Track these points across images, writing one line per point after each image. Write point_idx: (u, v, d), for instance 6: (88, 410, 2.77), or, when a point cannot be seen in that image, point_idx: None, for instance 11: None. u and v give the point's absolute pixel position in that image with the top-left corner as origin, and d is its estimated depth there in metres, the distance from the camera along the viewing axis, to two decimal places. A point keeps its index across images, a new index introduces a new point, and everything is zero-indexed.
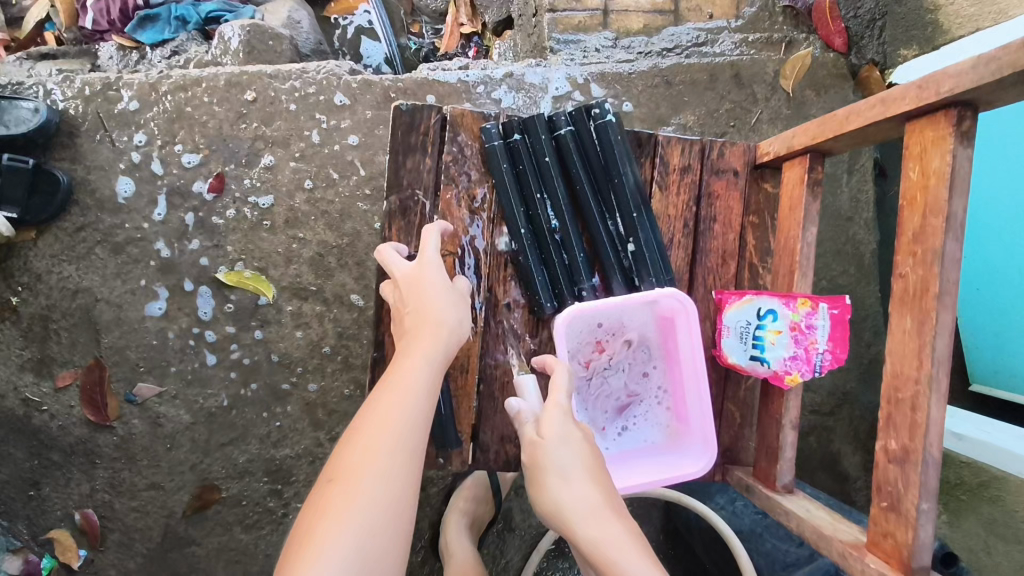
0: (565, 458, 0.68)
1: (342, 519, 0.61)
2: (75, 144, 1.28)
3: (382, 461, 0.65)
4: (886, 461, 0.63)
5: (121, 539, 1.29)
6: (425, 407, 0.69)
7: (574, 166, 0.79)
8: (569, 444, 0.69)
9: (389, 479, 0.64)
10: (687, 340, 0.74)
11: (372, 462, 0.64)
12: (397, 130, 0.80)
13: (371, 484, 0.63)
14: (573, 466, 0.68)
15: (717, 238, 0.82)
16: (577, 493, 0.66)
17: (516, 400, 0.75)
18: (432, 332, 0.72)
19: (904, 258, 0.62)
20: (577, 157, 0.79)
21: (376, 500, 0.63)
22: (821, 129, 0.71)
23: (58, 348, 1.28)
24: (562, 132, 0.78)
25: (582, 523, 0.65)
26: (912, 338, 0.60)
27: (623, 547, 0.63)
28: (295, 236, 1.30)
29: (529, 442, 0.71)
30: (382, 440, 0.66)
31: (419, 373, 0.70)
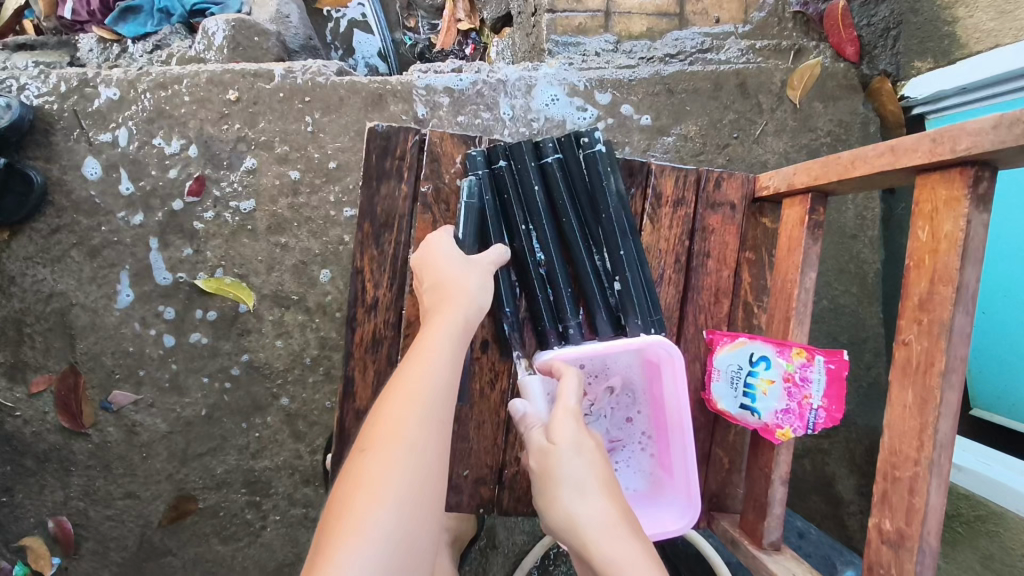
0: (580, 469, 0.61)
1: (371, 499, 0.54)
2: (50, 142, 1.23)
3: (408, 439, 0.57)
4: (879, 540, 0.59)
5: (96, 547, 1.27)
6: (452, 381, 0.63)
7: (560, 197, 0.74)
8: (585, 454, 0.62)
9: (416, 455, 0.57)
10: (674, 388, 0.70)
11: (396, 438, 0.57)
12: (372, 153, 0.75)
13: (399, 464, 0.56)
14: (587, 479, 0.61)
15: (710, 275, 0.78)
16: (592, 509, 0.60)
17: (522, 405, 0.67)
18: (457, 305, 0.66)
19: (909, 323, 0.57)
20: (564, 187, 0.74)
21: (405, 476, 0.56)
22: (824, 169, 0.66)
23: (32, 353, 1.24)
24: (549, 160, 0.72)
25: (599, 545, 0.58)
26: (913, 415, 0.56)
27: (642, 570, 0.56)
28: (278, 242, 1.26)
29: (538, 449, 0.63)
30: (406, 416, 0.59)
31: (443, 345, 0.64)
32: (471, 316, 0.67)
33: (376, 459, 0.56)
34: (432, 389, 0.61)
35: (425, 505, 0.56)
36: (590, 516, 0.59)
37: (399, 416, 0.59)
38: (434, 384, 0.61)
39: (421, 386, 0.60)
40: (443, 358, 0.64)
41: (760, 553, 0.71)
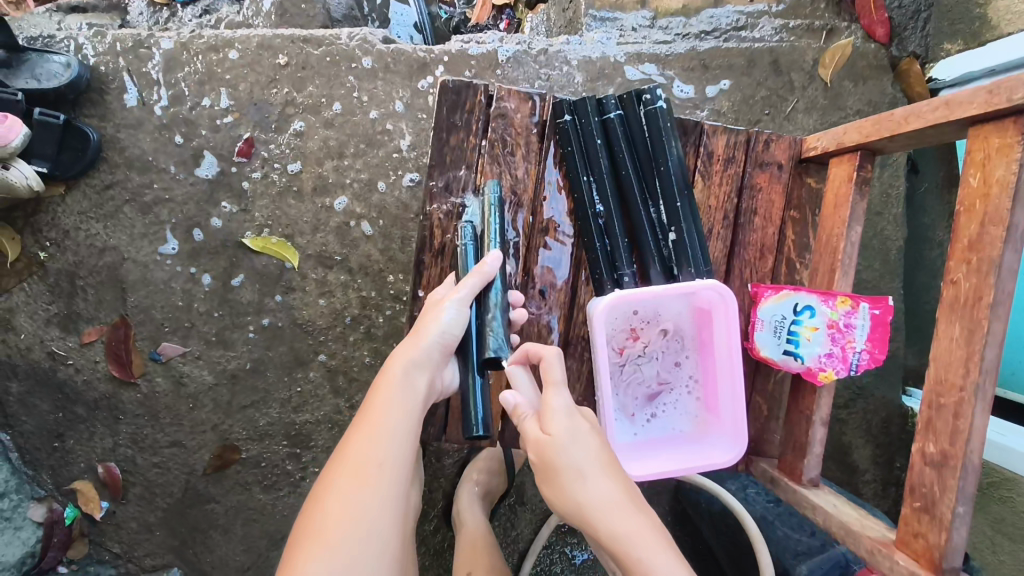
0: (578, 454, 0.64)
1: (331, 537, 0.64)
2: (105, 101, 1.27)
3: (352, 486, 0.67)
4: (922, 463, 0.63)
5: (142, 493, 1.32)
6: (403, 430, 0.72)
7: (621, 151, 0.80)
8: (579, 439, 0.65)
9: (359, 502, 0.66)
10: (724, 333, 0.75)
11: (342, 485, 0.67)
12: (442, 106, 0.79)
13: (336, 512, 0.65)
14: (588, 461, 0.64)
15: (757, 232, 0.82)
16: (598, 489, 0.62)
17: (512, 395, 0.72)
18: (407, 352, 0.74)
19: (957, 264, 0.62)
20: (623, 141, 0.80)
21: (342, 523, 0.65)
22: (875, 127, 0.70)
23: (84, 305, 1.29)
24: (612, 115, 0.78)
25: (602, 518, 0.62)
26: (960, 346, 0.60)
27: (647, 542, 0.60)
28: (323, 203, 1.30)
29: (534, 441, 0.67)
30: (351, 468, 0.68)
31: (394, 393, 0.73)
32: (423, 362, 0.75)
33: (317, 509, 0.66)
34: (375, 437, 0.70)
35: (356, 550, 0.64)
36: (597, 494, 0.62)
37: (352, 466, 0.68)
38: (381, 434, 0.70)
39: (367, 439, 0.70)
40: (392, 407, 0.72)
41: (799, 488, 0.76)
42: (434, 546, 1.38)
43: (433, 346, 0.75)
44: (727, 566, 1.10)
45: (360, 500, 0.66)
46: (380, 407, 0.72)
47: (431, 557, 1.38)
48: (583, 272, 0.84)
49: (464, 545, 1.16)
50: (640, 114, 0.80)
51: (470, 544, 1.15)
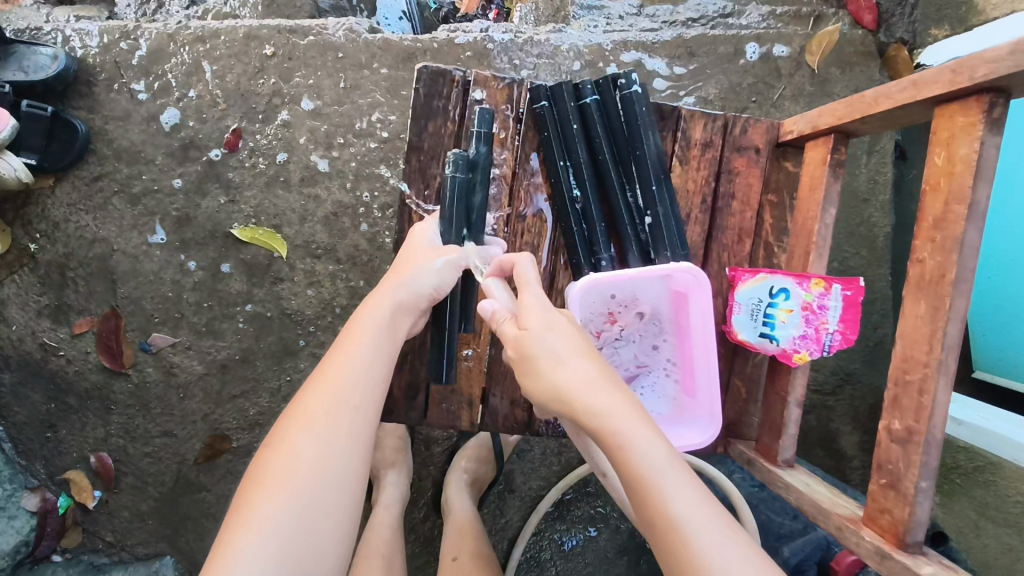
0: (553, 342, 0.65)
1: (284, 475, 0.63)
2: (93, 93, 1.28)
3: (322, 427, 0.67)
4: (888, 440, 0.63)
5: (135, 482, 1.34)
6: (374, 370, 0.72)
7: (597, 136, 0.80)
8: (554, 328, 0.66)
9: (332, 444, 0.66)
10: (700, 315, 0.76)
11: (309, 426, 0.66)
12: (420, 91, 0.79)
13: (305, 453, 0.65)
14: (562, 349, 0.65)
15: (734, 216, 0.82)
16: (575, 370, 0.63)
17: (487, 301, 0.73)
18: (393, 294, 0.76)
19: (923, 243, 0.62)
20: (600, 126, 0.80)
21: (313, 468, 0.64)
22: (847, 110, 0.70)
23: (75, 296, 1.30)
24: (589, 100, 0.78)
25: (581, 400, 0.62)
26: (924, 324, 0.61)
27: (625, 416, 0.60)
28: (310, 194, 1.31)
29: (512, 338, 0.68)
30: (323, 407, 0.68)
31: (370, 337, 0.74)
32: (408, 302, 0.76)
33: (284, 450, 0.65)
34: (347, 381, 0.70)
35: (328, 492, 0.64)
36: (572, 375, 0.63)
37: (318, 405, 0.68)
38: (353, 375, 0.70)
39: (337, 381, 0.69)
40: (365, 346, 0.73)
41: (775, 469, 0.77)
42: (424, 533, 1.39)
43: (421, 295, 0.77)
44: None
45: (323, 435, 0.66)
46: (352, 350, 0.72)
47: (421, 545, 1.40)
48: (562, 256, 0.84)
49: (451, 530, 1.17)
50: (616, 98, 0.80)
51: (458, 529, 1.16)
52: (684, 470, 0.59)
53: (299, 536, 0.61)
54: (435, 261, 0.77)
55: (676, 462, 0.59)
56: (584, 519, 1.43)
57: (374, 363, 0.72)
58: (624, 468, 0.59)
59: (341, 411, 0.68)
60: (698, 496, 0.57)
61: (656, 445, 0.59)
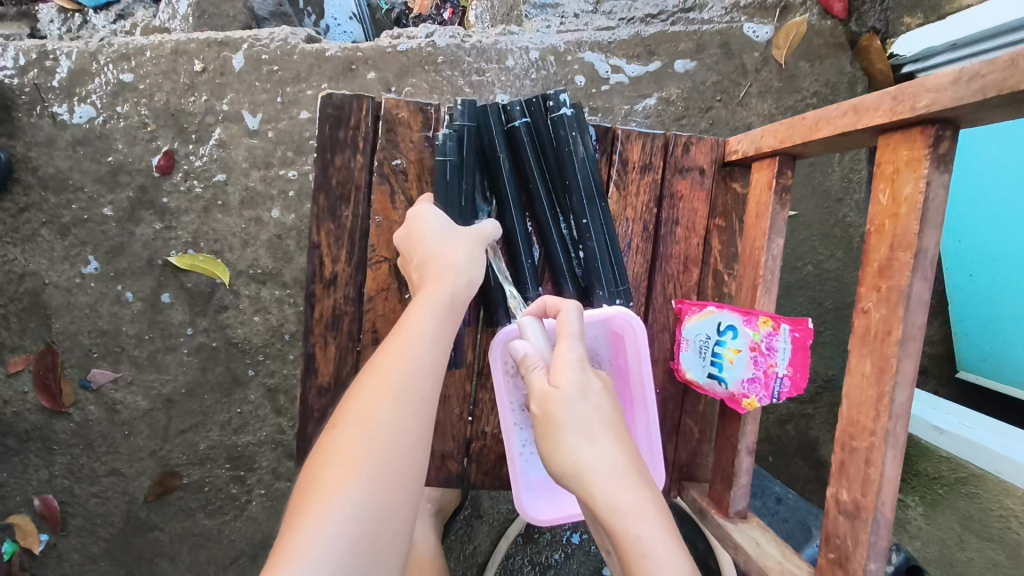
0: (584, 411, 0.58)
1: (341, 480, 0.51)
2: (13, 118, 1.20)
3: (387, 412, 0.55)
4: (836, 511, 0.57)
5: (83, 523, 1.28)
6: (431, 368, 0.60)
7: (527, 164, 0.72)
8: (589, 398, 0.59)
9: (402, 434, 0.55)
10: (637, 358, 0.70)
11: (366, 432, 0.53)
12: (325, 123, 0.73)
13: (373, 446, 0.53)
14: (594, 423, 0.58)
15: (679, 243, 0.76)
16: (603, 449, 0.57)
17: (522, 343, 0.66)
18: (442, 284, 0.65)
19: (869, 291, 0.55)
20: (530, 152, 0.72)
21: (383, 460, 0.53)
22: (789, 132, 0.63)
23: (7, 334, 1.23)
24: (512, 125, 0.70)
25: (602, 486, 0.55)
26: (871, 385, 0.54)
27: (649, 518, 0.54)
28: (251, 216, 1.24)
29: (540, 393, 0.61)
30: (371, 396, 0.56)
31: (431, 322, 0.62)
32: (454, 283, 0.65)
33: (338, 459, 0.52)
34: (416, 362, 0.59)
35: (403, 491, 0.53)
36: (600, 458, 0.56)
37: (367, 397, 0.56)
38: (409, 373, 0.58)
39: (404, 365, 0.58)
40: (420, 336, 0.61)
41: (726, 521, 0.70)
42: None
43: (469, 281, 0.66)
44: None
45: (385, 438, 0.54)
46: (416, 332, 0.61)
47: None
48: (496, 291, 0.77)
49: None
50: (548, 121, 0.73)
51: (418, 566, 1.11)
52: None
53: (366, 534, 0.49)
54: (463, 242, 0.68)
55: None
56: (556, 541, 1.38)
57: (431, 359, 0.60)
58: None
59: (401, 413, 0.56)
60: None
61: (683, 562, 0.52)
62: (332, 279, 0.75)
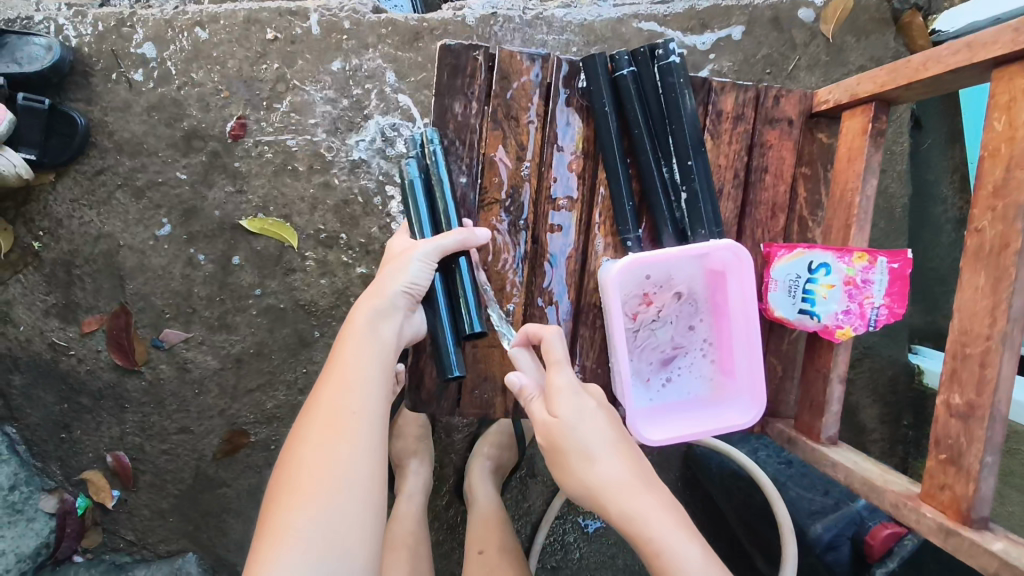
0: (585, 437, 0.70)
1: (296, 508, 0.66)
2: (90, 84, 1.24)
3: (326, 441, 0.69)
4: (947, 415, 0.62)
5: (153, 480, 1.32)
6: (364, 393, 0.72)
7: (633, 110, 0.77)
8: (586, 422, 0.70)
9: (339, 458, 0.68)
10: (737, 293, 0.75)
11: (313, 462, 0.68)
12: (443, 71, 0.77)
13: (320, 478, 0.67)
14: (595, 446, 0.69)
15: (768, 190, 0.81)
16: (606, 468, 0.68)
17: (516, 374, 0.76)
18: (370, 309, 0.75)
19: (982, 212, 0.60)
20: (636, 99, 0.77)
21: (331, 484, 0.67)
22: (891, 76, 0.68)
23: (82, 294, 1.27)
24: (623, 73, 0.75)
25: (613, 498, 0.67)
26: (985, 295, 0.59)
27: (656, 518, 0.66)
28: (320, 182, 1.28)
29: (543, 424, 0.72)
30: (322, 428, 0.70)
31: (364, 350, 0.74)
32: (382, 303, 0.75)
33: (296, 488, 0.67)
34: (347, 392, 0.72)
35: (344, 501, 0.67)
36: (607, 475, 0.68)
37: (318, 431, 0.70)
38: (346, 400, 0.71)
39: (343, 398, 0.71)
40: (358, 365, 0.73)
41: (818, 446, 0.76)
42: (448, 521, 1.38)
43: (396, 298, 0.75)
44: (739, 527, 1.17)
45: (327, 465, 0.68)
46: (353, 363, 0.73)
47: (444, 532, 1.39)
48: (594, 235, 0.81)
49: (476, 519, 1.16)
50: (653, 70, 0.78)
51: (482, 522, 1.15)
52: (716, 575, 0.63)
53: (325, 542, 0.65)
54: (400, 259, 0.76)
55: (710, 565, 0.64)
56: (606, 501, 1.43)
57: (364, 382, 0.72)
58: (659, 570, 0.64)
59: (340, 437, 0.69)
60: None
61: (688, 547, 0.64)
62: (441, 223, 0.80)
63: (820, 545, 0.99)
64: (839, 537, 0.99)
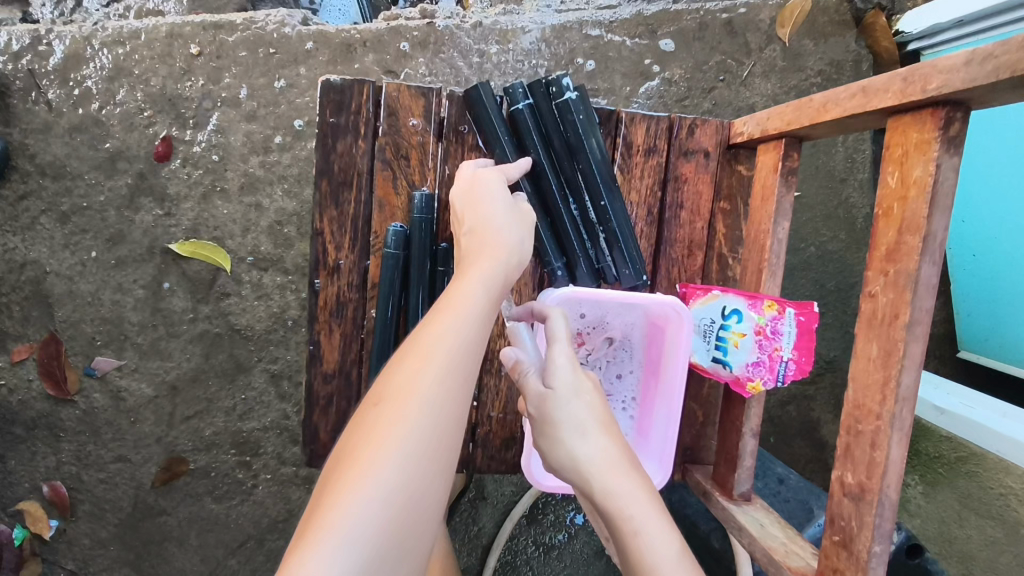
0: (577, 410, 0.60)
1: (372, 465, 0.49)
2: (9, 105, 1.19)
3: (426, 394, 0.52)
4: (841, 494, 0.58)
5: (92, 509, 1.29)
6: (475, 346, 0.56)
7: (534, 146, 0.71)
8: (580, 396, 0.61)
9: (433, 422, 0.51)
10: (673, 351, 0.69)
11: (400, 407, 0.51)
12: (326, 106, 0.71)
13: (408, 431, 0.50)
14: (585, 419, 0.61)
15: (683, 227, 0.75)
16: (594, 444, 0.60)
17: (513, 349, 0.66)
18: (499, 257, 0.62)
19: (876, 275, 0.56)
20: (536, 133, 0.72)
21: (418, 446, 0.50)
22: (796, 115, 0.64)
23: (10, 323, 1.23)
24: (520, 107, 0.70)
25: (599, 477, 0.59)
26: (877, 368, 0.55)
27: (643, 503, 0.58)
28: (252, 203, 1.23)
29: (535, 395, 0.62)
30: (414, 374, 0.53)
31: (479, 298, 0.59)
32: (503, 252, 0.63)
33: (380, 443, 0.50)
34: (445, 361, 0.53)
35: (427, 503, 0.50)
36: (591, 452, 0.59)
37: (409, 371, 0.53)
38: (452, 341, 0.55)
39: (445, 340, 0.54)
40: (463, 311, 0.57)
41: (729, 504, 0.71)
42: None
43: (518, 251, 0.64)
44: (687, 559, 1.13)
45: (419, 420, 0.51)
46: (464, 304, 0.58)
47: None
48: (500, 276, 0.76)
49: None
50: (553, 105, 0.72)
51: None
52: (692, 567, 0.56)
53: (387, 543, 0.47)
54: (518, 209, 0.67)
55: (687, 554, 0.57)
56: (559, 522, 1.39)
57: (477, 334, 0.56)
58: (634, 557, 0.56)
59: (438, 387, 0.53)
60: None
61: (669, 540, 0.57)
62: (377, 257, 0.74)
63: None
64: None
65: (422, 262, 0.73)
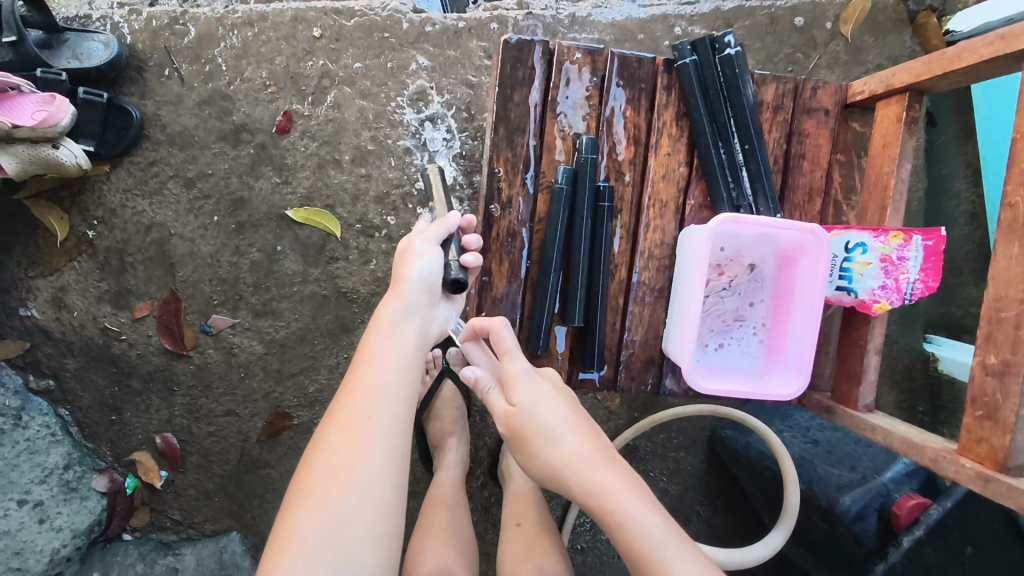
0: (547, 420, 0.75)
1: (312, 507, 0.70)
2: (144, 79, 1.29)
3: (347, 440, 0.73)
4: (984, 374, 0.72)
5: (200, 461, 1.37)
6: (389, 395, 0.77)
7: (693, 94, 0.85)
8: (545, 405, 0.76)
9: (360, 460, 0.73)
10: (807, 276, 0.83)
11: (332, 452, 0.73)
12: (506, 64, 0.86)
13: (340, 470, 0.72)
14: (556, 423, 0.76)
15: (806, 175, 0.88)
16: (568, 445, 0.74)
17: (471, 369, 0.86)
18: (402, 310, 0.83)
19: (1015, 186, 0.71)
20: (696, 87, 0.85)
21: (344, 480, 0.71)
22: (928, 67, 0.77)
23: (134, 280, 1.32)
24: (688, 62, 0.84)
25: (578, 471, 0.73)
26: (1018, 263, 0.69)
27: (620, 491, 0.71)
28: (362, 173, 1.33)
29: (504, 409, 0.79)
30: (343, 423, 0.75)
31: (389, 354, 0.80)
32: (417, 317, 0.85)
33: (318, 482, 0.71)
34: (368, 411, 0.75)
35: (364, 524, 0.70)
36: (570, 451, 0.74)
37: (341, 422, 0.75)
38: (368, 395, 0.76)
39: (361, 392, 0.76)
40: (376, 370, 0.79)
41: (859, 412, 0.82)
42: (483, 502, 1.43)
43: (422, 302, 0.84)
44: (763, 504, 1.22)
45: (347, 462, 0.72)
46: (374, 362, 0.79)
47: (479, 512, 1.44)
48: (651, 212, 0.89)
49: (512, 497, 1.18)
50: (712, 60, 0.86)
51: (519, 499, 1.17)
52: (674, 540, 0.69)
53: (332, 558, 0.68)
54: (436, 276, 0.85)
55: (667, 530, 0.70)
56: None
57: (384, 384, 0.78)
58: (622, 536, 0.70)
59: (358, 433, 0.74)
60: (692, 565, 0.67)
61: (649, 518, 0.70)
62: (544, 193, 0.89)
63: (848, 517, 1.06)
64: (866, 509, 1.05)
65: (585, 196, 0.86)
